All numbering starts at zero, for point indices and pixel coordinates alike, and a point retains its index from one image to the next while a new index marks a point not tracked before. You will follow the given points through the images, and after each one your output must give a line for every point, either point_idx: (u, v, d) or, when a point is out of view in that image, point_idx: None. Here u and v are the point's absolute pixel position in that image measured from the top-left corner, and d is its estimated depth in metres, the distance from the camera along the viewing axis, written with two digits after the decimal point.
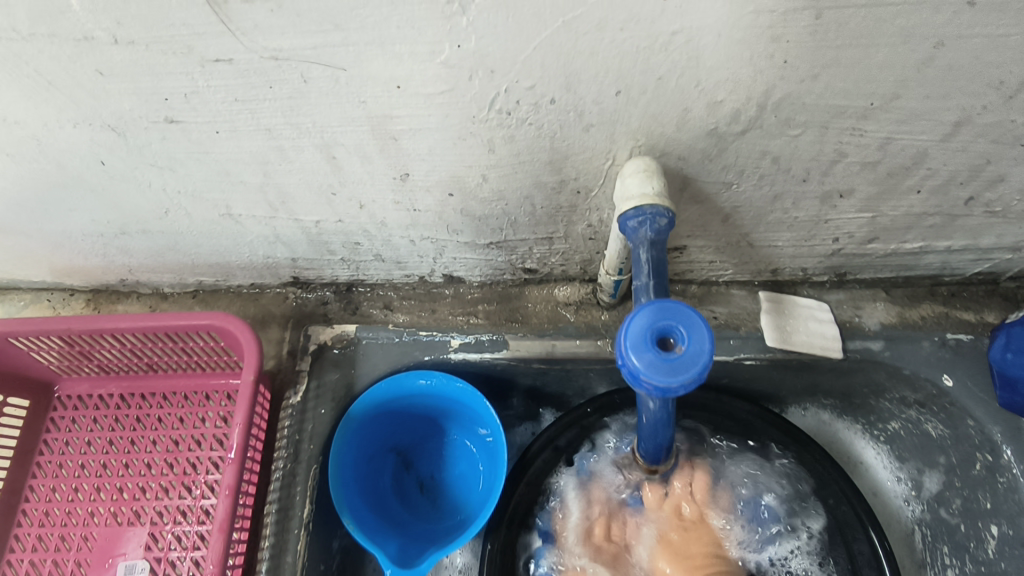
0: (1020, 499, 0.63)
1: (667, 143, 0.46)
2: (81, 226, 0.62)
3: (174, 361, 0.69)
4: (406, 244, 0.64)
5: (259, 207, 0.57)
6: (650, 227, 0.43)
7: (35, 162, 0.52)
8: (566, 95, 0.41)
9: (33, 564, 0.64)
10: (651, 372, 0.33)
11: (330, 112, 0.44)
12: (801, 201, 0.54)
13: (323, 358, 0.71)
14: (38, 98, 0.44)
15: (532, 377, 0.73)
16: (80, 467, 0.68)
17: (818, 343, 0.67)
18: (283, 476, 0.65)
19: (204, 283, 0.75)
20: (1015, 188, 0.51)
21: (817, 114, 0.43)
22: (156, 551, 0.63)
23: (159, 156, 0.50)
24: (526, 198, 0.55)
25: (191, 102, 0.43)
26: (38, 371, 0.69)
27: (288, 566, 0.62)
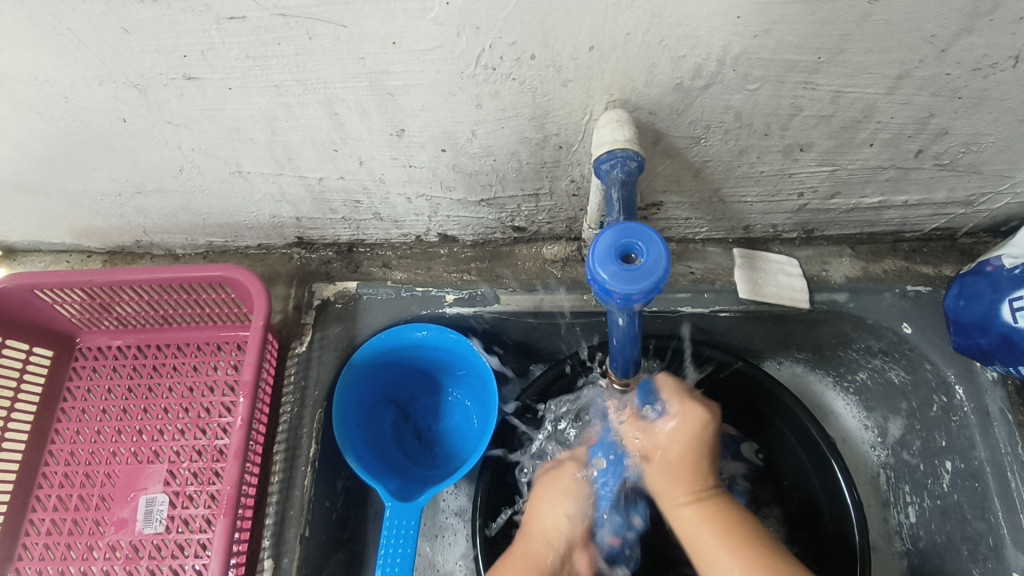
0: (970, 435, 0.68)
1: (638, 98, 0.51)
2: (100, 186, 0.67)
3: (188, 314, 0.74)
4: (403, 202, 0.69)
5: (266, 164, 0.62)
6: (621, 169, 0.48)
7: (62, 121, 0.56)
8: (544, 51, 0.46)
9: (61, 499, 0.69)
10: (615, 282, 0.38)
11: (333, 68, 0.49)
12: (765, 156, 0.59)
13: (326, 312, 0.76)
14: (68, 56, 0.48)
15: (522, 331, 0.78)
16: (101, 412, 0.73)
17: (787, 294, 0.72)
18: (290, 419, 0.71)
19: (214, 244, 0.80)
20: (960, 141, 0.56)
21: (771, 68, 0.47)
22: (174, 486, 0.68)
23: (176, 114, 0.55)
24: (513, 154, 0.59)
25: (207, 59, 0.48)
26: (61, 324, 0.74)
27: (297, 499, 0.68)
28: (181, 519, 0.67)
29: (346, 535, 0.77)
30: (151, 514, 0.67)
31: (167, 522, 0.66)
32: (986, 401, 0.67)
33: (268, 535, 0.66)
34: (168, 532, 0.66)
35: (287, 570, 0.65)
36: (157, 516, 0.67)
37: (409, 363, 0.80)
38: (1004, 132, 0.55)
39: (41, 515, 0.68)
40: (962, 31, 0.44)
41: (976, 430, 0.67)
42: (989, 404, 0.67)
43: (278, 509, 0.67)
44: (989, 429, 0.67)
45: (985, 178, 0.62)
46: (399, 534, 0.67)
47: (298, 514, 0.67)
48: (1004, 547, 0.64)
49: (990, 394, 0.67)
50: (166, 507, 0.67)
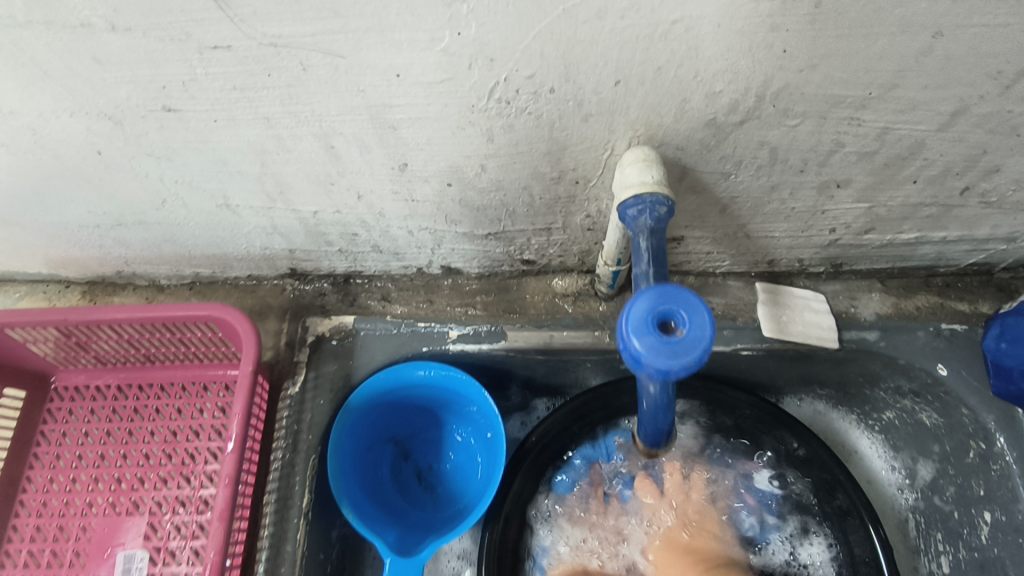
0: (1013, 487, 0.64)
1: (666, 134, 0.46)
2: (77, 217, 0.62)
3: (172, 353, 0.69)
4: (404, 235, 0.64)
5: (257, 197, 0.57)
6: (649, 215, 0.43)
7: (30, 153, 0.51)
8: (565, 85, 0.41)
9: (32, 554, 0.64)
10: (652, 354, 0.33)
11: (329, 101, 0.44)
12: (798, 192, 0.54)
13: (321, 349, 0.71)
14: (33, 87, 0.43)
15: (530, 368, 0.74)
16: (77, 458, 0.68)
17: (815, 333, 0.67)
18: (282, 466, 0.66)
19: (201, 275, 0.75)
20: (1011, 178, 0.52)
21: (815, 104, 0.43)
22: (155, 541, 0.63)
23: (156, 146, 0.50)
24: (525, 189, 0.55)
25: (188, 91, 0.43)
26: (35, 362, 0.69)
27: (288, 555, 0.63)
28: None
29: None
30: (130, 573, 0.62)
31: None
32: None
33: None
34: None
35: None
36: None
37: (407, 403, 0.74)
38: None
39: (10, 572, 0.63)
40: None
41: (1020, 481, 0.63)
42: None
43: (268, 566, 0.62)
44: None
45: None
46: None
47: (290, 571, 0.62)
48: None
49: None
50: (145, 565, 0.62)
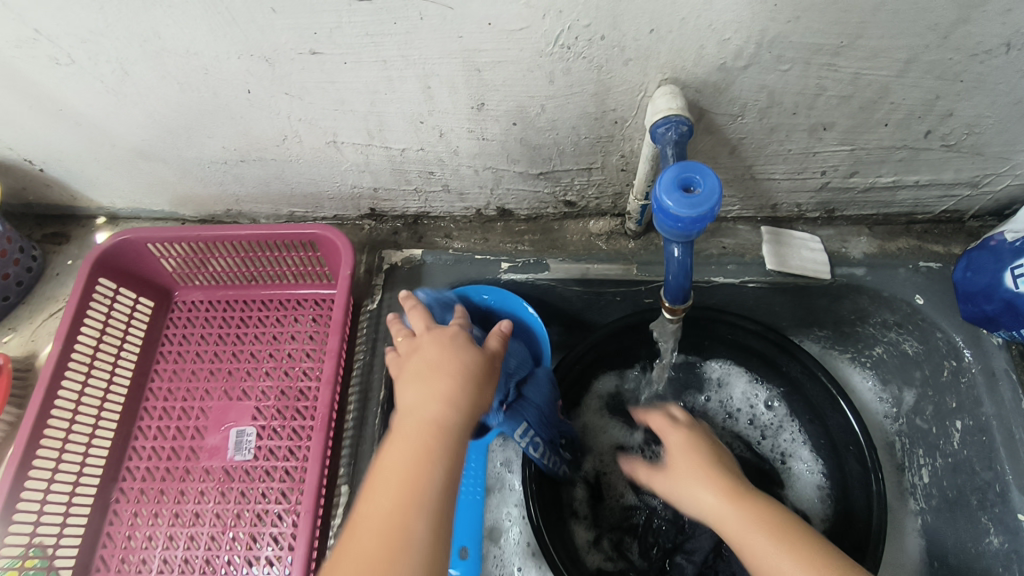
0: (977, 395, 0.75)
1: (686, 76, 0.60)
2: (211, 153, 0.78)
3: (275, 272, 0.84)
4: (471, 174, 0.78)
5: (359, 135, 0.72)
6: (674, 132, 0.57)
7: (197, 91, 0.67)
8: (612, 33, 0.56)
9: (160, 430, 0.78)
10: (678, 208, 0.46)
11: (434, 45, 0.59)
12: (793, 134, 0.68)
13: (394, 276, 0.85)
14: (219, 32, 0.59)
15: (568, 298, 0.87)
16: (195, 356, 0.82)
17: (810, 267, 0.80)
18: (363, 364, 0.80)
19: (295, 214, 0.90)
20: (964, 123, 0.65)
21: (801, 51, 0.57)
22: (261, 420, 0.77)
23: (294, 85, 0.65)
24: (574, 129, 0.69)
25: (332, 36, 0.59)
26: (163, 278, 0.84)
27: (368, 434, 0.76)
28: (267, 449, 0.75)
29: None
30: (241, 444, 0.75)
31: (255, 451, 0.75)
32: (992, 362, 0.75)
33: (343, 465, 0.74)
34: (256, 459, 0.74)
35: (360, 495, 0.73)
36: (246, 445, 0.75)
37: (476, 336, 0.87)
38: (1001, 115, 0.63)
39: (143, 443, 0.77)
40: (961, 20, 0.53)
41: (984, 389, 0.74)
42: (995, 364, 0.74)
43: (353, 444, 0.75)
44: (996, 387, 0.74)
45: (988, 160, 0.70)
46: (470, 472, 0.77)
47: (370, 449, 0.75)
48: (1009, 491, 0.71)
49: (995, 356, 0.75)
50: (254, 438, 0.76)
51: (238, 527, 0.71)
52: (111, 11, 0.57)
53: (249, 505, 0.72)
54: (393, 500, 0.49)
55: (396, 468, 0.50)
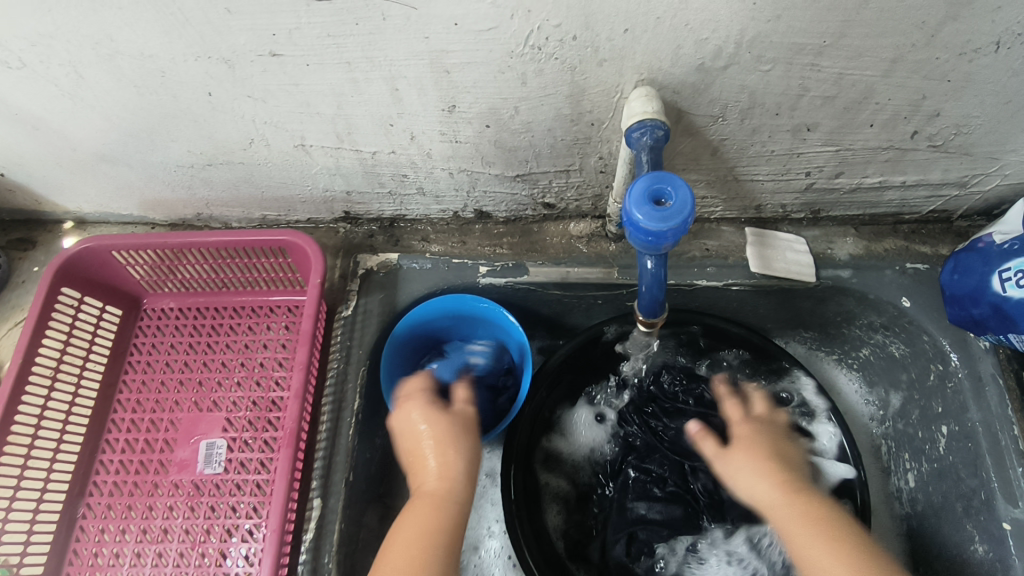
0: (963, 400, 0.73)
1: (664, 77, 0.58)
2: (176, 157, 0.75)
3: (246, 278, 0.81)
4: (446, 177, 0.76)
5: (328, 138, 0.70)
6: (650, 137, 0.55)
7: (155, 94, 0.64)
8: (585, 33, 0.53)
9: (128, 442, 0.76)
10: (649, 222, 0.45)
11: (399, 46, 0.56)
12: (776, 135, 0.66)
13: (369, 281, 0.83)
14: (173, 33, 0.56)
15: (549, 302, 0.85)
16: (165, 366, 0.80)
17: (795, 269, 0.78)
18: (337, 373, 0.78)
19: (267, 218, 0.88)
20: (951, 123, 0.63)
21: (782, 51, 0.54)
22: (232, 432, 0.75)
23: (256, 88, 0.62)
24: (550, 131, 0.67)
25: (291, 37, 0.56)
26: (131, 286, 0.82)
27: (343, 446, 0.75)
28: (238, 462, 0.73)
29: (382, 488, 0.83)
30: (211, 456, 0.74)
31: (226, 464, 0.73)
32: (978, 368, 0.73)
33: (316, 477, 0.73)
34: (226, 472, 0.73)
35: (333, 508, 0.72)
36: (216, 458, 0.73)
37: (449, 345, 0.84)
38: (990, 115, 0.61)
39: (110, 456, 0.75)
40: (948, 18, 0.51)
41: (970, 395, 0.73)
42: (981, 370, 0.73)
43: (326, 456, 0.73)
44: (981, 394, 0.73)
45: (976, 160, 0.68)
46: None
47: (344, 460, 0.74)
48: (995, 500, 0.69)
49: (981, 362, 0.73)
50: (224, 451, 0.74)
51: (207, 543, 0.69)
52: (59, 13, 0.54)
53: (220, 520, 0.70)
54: (417, 530, 0.57)
55: (426, 518, 0.58)
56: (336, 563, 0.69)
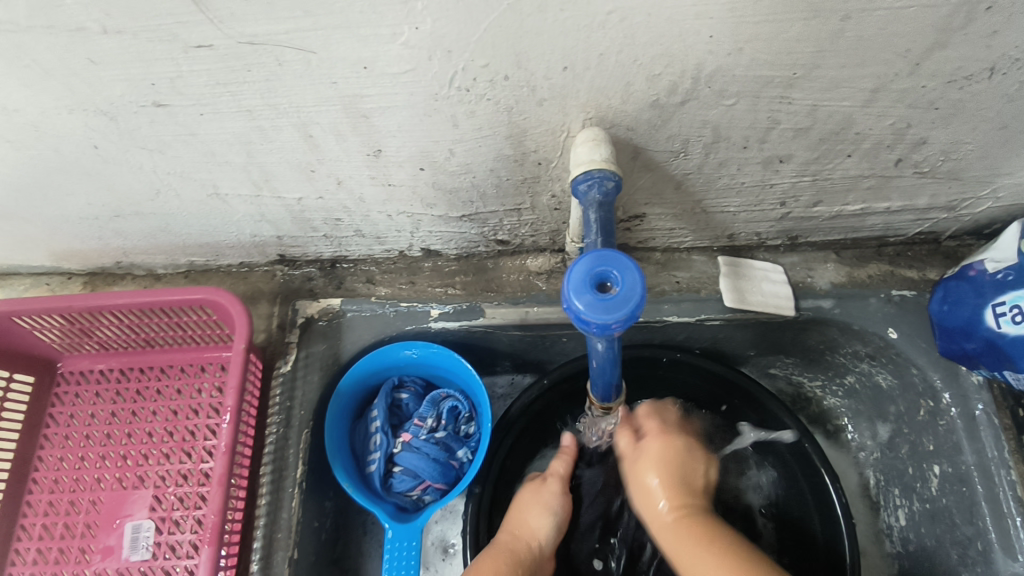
0: (957, 440, 0.68)
1: (615, 115, 0.50)
2: (77, 210, 0.66)
3: (171, 337, 0.73)
4: (385, 219, 0.68)
5: (244, 186, 0.62)
6: (598, 190, 0.48)
7: (34, 148, 0.55)
8: (517, 72, 0.46)
9: (46, 527, 0.69)
10: (592, 311, 0.38)
11: (304, 93, 0.48)
12: (745, 168, 0.59)
13: (310, 330, 0.75)
14: (34, 86, 0.47)
15: (508, 343, 0.78)
16: (86, 437, 0.72)
17: (772, 302, 0.71)
18: (276, 439, 0.70)
19: (196, 263, 0.80)
20: (939, 149, 0.56)
21: (747, 84, 0.47)
22: (160, 511, 0.68)
23: (148, 139, 0.54)
24: (493, 172, 0.59)
25: (176, 86, 0.47)
26: (42, 349, 0.74)
27: (285, 521, 0.67)
28: (168, 545, 0.66)
29: (337, 553, 0.77)
30: (137, 541, 0.66)
31: (154, 549, 0.66)
32: (973, 406, 0.67)
33: (256, 559, 0.66)
34: (154, 558, 0.65)
35: None
36: (143, 543, 0.66)
37: (408, 395, 0.79)
38: (982, 140, 0.55)
39: (26, 544, 0.68)
40: (935, 45, 0.44)
41: (964, 434, 0.67)
42: (975, 408, 0.67)
43: (265, 533, 0.66)
44: (976, 434, 0.67)
45: (967, 184, 0.62)
46: (403, 556, 0.69)
47: (286, 536, 0.67)
48: (992, 551, 0.64)
49: (976, 398, 0.68)
50: (152, 534, 0.66)
51: None
52: None
53: None
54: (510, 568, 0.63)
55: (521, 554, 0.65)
56: None
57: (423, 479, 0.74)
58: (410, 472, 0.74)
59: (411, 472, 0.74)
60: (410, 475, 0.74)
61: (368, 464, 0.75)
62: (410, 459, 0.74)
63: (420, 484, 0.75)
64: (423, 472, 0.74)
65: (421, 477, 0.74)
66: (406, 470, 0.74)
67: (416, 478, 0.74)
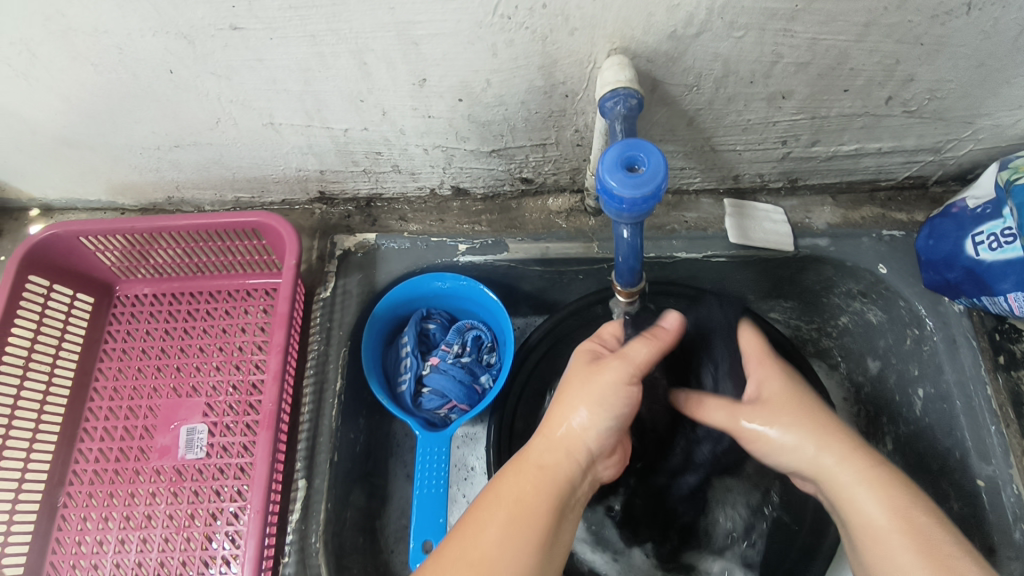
0: (939, 362, 0.74)
1: (637, 46, 0.57)
2: (141, 139, 0.73)
3: (220, 263, 0.80)
4: (421, 153, 0.75)
5: (297, 116, 0.68)
6: (623, 105, 0.55)
7: (114, 72, 0.62)
8: (554, 0, 0.52)
9: (107, 431, 0.75)
10: (623, 188, 0.44)
11: (364, 18, 0.55)
12: (751, 104, 0.65)
13: (348, 261, 0.82)
14: (127, 7, 0.54)
15: (529, 279, 0.85)
16: (141, 353, 0.79)
17: (773, 239, 0.78)
18: (318, 355, 0.77)
19: (241, 200, 0.86)
20: (925, 87, 0.63)
21: (755, 16, 0.54)
22: (213, 416, 0.74)
23: (219, 65, 0.61)
24: (523, 104, 0.65)
25: (252, 10, 0.54)
26: (101, 272, 0.80)
27: (326, 427, 0.74)
28: (220, 446, 0.73)
29: (369, 468, 0.83)
30: (192, 442, 0.73)
31: (207, 448, 0.73)
32: (953, 331, 0.74)
33: (301, 459, 0.72)
34: (208, 457, 0.72)
35: (318, 489, 0.71)
36: (197, 443, 0.73)
37: (435, 325, 0.85)
38: (963, 78, 0.61)
39: (89, 444, 0.74)
40: None
41: (945, 357, 0.74)
42: (956, 333, 0.74)
43: (309, 436, 0.73)
44: (956, 355, 0.73)
45: (951, 125, 0.68)
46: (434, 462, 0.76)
47: (327, 441, 0.73)
48: (968, 458, 0.71)
49: (957, 325, 0.74)
50: (206, 435, 0.73)
51: (192, 527, 0.69)
52: None
53: (204, 504, 0.70)
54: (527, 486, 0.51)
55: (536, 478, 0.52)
56: (323, 543, 0.70)
57: (450, 400, 0.81)
58: (439, 395, 0.81)
59: (439, 393, 0.81)
60: (439, 397, 0.81)
61: (398, 385, 0.82)
62: (439, 382, 0.81)
63: (447, 405, 0.81)
64: (450, 394, 0.81)
65: (448, 398, 0.81)
66: (434, 392, 0.81)
67: (444, 399, 0.81)
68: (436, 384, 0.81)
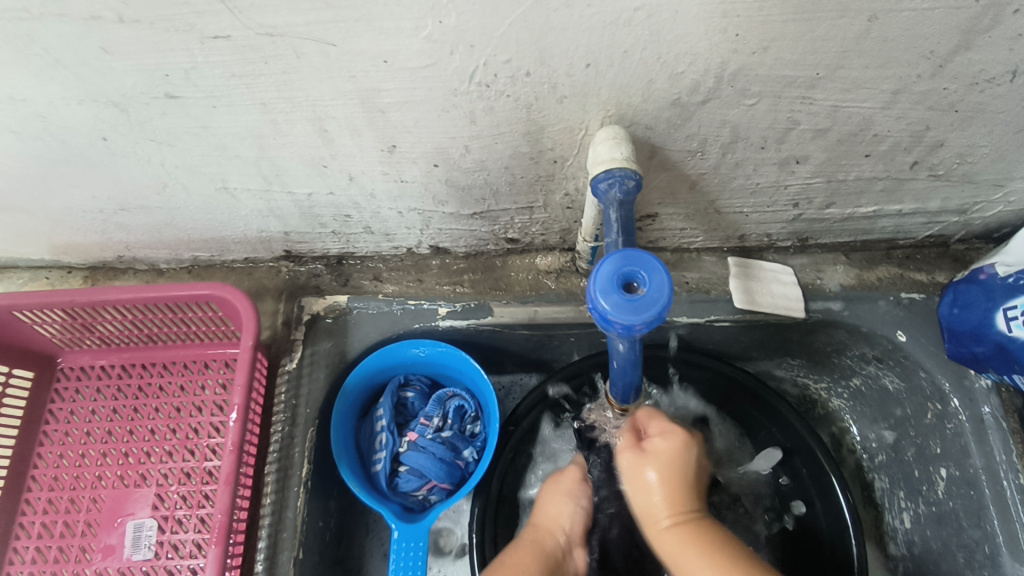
0: (964, 443, 0.68)
1: (634, 114, 0.50)
2: (81, 203, 0.65)
3: (174, 332, 0.72)
4: (395, 215, 0.67)
5: (253, 181, 0.61)
6: (618, 189, 0.48)
7: (39, 139, 0.54)
8: (539, 69, 0.45)
9: (45, 526, 0.67)
10: (618, 312, 0.38)
11: (322, 86, 0.47)
12: (761, 168, 0.58)
13: (316, 327, 0.74)
14: (44, 75, 0.46)
15: (516, 343, 0.78)
16: (86, 435, 0.71)
17: (782, 303, 0.71)
18: (281, 439, 0.69)
19: (199, 259, 0.78)
20: (955, 152, 0.56)
21: (770, 84, 0.47)
22: (163, 510, 0.66)
23: (158, 132, 0.53)
24: (507, 169, 0.58)
25: (190, 78, 0.46)
26: (42, 344, 0.72)
27: (290, 521, 0.66)
28: (171, 544, 0.65)
29: (340, 553, 0.76)
30: (139, 540, 0.65)
31: (156, 548, 0.65)
32: (980, 408, 0.68)
33: (261, 559, 0.65)
34: (157, 558, 0.64)
35: None
36: (145, 542, 0.65)
37: (414, 394, 0.78)
38: (998, 144, 0.55)
39: (25, 543, 0.66)
40: (960, 47, 0.43)
41: (972, 437, 0.68)
42: (983, 411, 0.68)
43: (271, 533, 0.65)
44: (984, 437, 0.67)
45: (980, 188, 0.62)
46: (410, 557, 0.69)
47: (291, 536, 0.66)
48: (999, 555, 0.65)
49: (984, 401, 0.68)
50: (155, 533, 0.65)
51: None
52: None
53: None
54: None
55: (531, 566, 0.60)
56: None
57: (428, 480, 0.74)
58: (416, 475, 0.74)
59: (416, 473, 0.74)
60: (416, 477, 0.74)
61: (373, 463, 0.74)
62: (416, 461, 0.73)
63: (426, 485, 0.74)
64: (428, 473, 0.73)
65: (426, 477, 0.73)
66: (411, 471, 0.74)
67: (422, 479, 0.73)
68: (413, 463, 0.73)
